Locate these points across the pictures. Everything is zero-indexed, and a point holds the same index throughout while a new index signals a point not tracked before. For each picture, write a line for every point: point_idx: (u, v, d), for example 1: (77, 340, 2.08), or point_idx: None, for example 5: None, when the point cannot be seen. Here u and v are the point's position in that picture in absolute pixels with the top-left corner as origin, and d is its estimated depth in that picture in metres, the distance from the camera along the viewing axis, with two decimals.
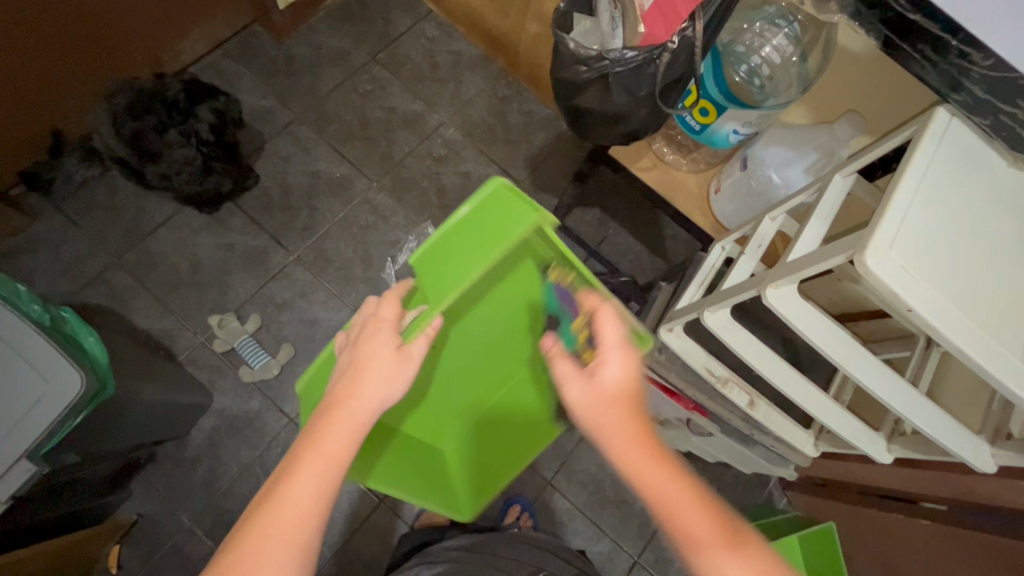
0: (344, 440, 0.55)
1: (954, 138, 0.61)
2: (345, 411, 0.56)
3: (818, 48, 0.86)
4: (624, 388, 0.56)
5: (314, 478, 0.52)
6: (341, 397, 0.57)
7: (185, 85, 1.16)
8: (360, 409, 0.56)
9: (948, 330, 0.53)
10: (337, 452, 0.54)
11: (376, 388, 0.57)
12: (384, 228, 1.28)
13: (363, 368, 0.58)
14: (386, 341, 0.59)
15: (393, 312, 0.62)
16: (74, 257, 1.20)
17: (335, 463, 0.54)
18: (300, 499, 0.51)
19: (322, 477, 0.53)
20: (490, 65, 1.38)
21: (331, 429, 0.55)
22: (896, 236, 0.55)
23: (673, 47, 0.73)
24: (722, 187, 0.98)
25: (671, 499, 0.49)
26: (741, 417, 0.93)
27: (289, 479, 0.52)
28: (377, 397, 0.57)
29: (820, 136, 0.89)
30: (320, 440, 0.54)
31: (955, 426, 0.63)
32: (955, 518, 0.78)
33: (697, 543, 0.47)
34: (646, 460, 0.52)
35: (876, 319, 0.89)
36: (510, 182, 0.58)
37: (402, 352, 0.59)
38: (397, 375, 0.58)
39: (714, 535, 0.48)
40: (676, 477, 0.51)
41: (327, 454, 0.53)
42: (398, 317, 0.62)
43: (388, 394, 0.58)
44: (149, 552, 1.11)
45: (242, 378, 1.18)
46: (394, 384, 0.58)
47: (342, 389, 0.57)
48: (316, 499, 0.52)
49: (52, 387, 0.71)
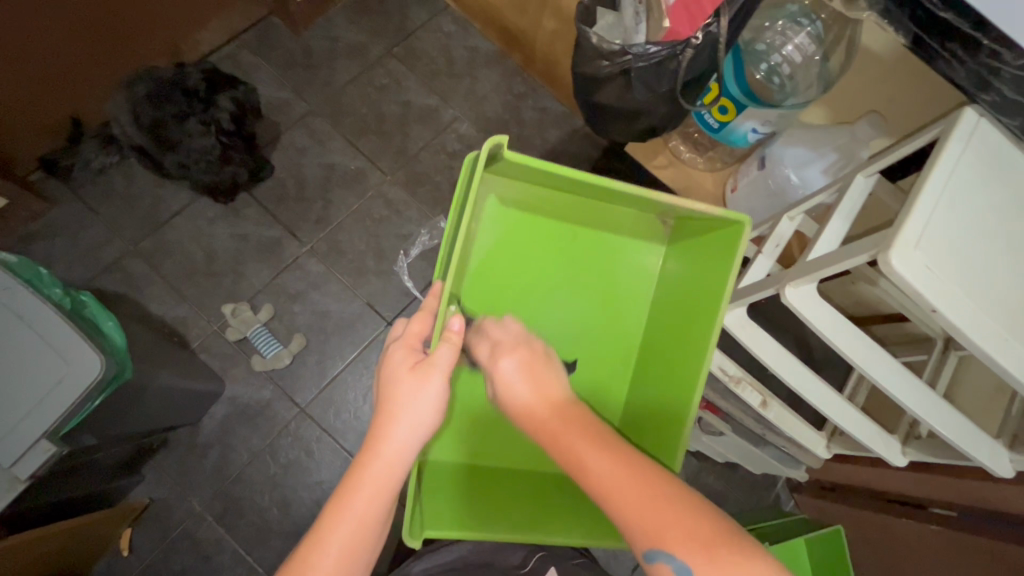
0: (379, 491, 0.57)
1: (985, 139, 0.61)
2: (375, 459, 0.58)
3: (841, 48, 0.85)
4: (528, 370, 0.60)
5: (355, 527, 0.56)
6: (373, 440, 0.59)
7: (206, 76, 1.18)
8: (394, 450, 0.58)
9: (976, 331, 0.53)
10: (370, 504, 0.57)
11: (408, 428, 0.58)
12: (397, 221, 1.28)
13: (388, 408, 0.59)
14: (403, 361, 0.61)
15: (419, 327, 0.65)
16: (91, 244, 1.21)
17: (373, 509, 0.57)
18: (337, 544, 0.55)
19: (361, 526, 0.56)
20: (506, 61, 1.37)
21: (363, 479, 0.57)
22: (923, 235, 0.55)
23: (697, 43, 0.73)
24: (739, 186, 1.00)
25: (571, 455, 0.53)
26: (755, 418, 0.95)
27: (328, 525, 0.56)
28: (408, 437, 0.58)
29: (840, 136, 0.87)
30: (353, 493, 0.57)
31: (978, 433, 0.62)
32: (964, 525, 0.77)
33: (624, 512, 0.49)
34: (560, 423, 0.55)
35: (892, 323, 0.89)
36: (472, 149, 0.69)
37: (416, 370, 0.60)
38: (421, 393, 0.59)
39: (618, 477, 0.50)
40: (609, 456, 0.52)
41: (364, 502, 0.56)
42: (423, 332, 0.65)
43: (419, 428, 0.59)
44: (161, 536, 1.12)
45: (254, 367, 1.19)
46: (421, 418, 0.59)
47: (372, 432, 0.59)
48: (355, 545, 0.56)
49: (72, 369, 0.72)
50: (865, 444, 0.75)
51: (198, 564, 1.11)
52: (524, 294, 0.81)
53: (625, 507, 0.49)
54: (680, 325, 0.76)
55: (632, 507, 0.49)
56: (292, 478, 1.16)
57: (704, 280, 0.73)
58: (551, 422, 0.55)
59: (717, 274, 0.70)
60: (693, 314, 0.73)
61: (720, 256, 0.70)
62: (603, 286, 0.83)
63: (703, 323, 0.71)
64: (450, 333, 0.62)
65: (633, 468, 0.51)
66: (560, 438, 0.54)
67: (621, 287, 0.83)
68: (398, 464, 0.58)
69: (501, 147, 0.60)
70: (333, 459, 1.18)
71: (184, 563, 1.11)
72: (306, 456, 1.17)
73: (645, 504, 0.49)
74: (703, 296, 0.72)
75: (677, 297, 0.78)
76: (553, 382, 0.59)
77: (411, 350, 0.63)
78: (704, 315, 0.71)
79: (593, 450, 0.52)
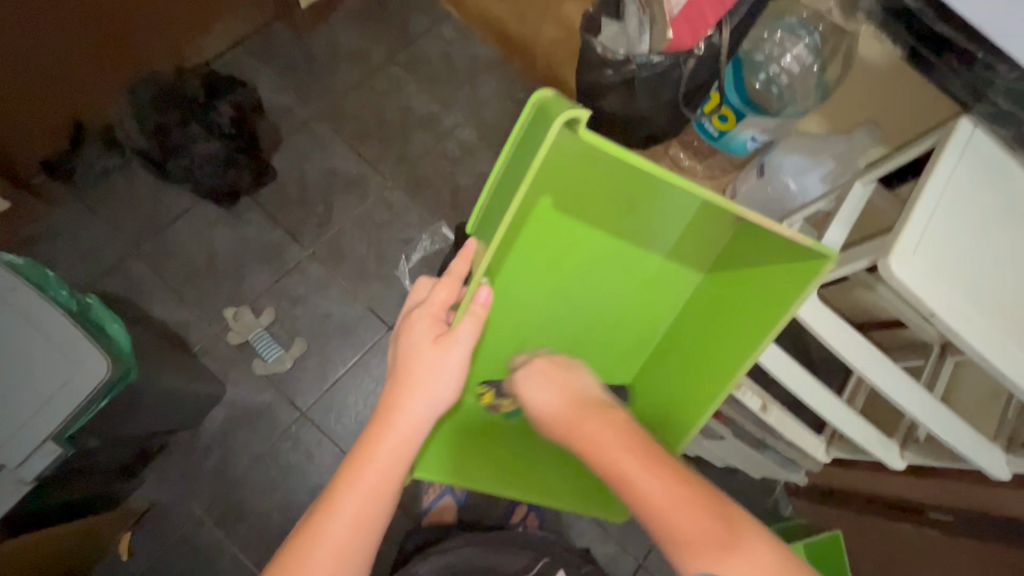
0: (393, 462, 0.58)
1: (979, 149, 0.62)
2: (392, 426, 0.59)
3: (838, 59, 0.88)
4: (570, 410, 0.58)
5: (367, 497, 0.57)
6: (389, 412, 0.60)
7: (206, 81, 1.19)
8: (408, 425, 0.59)
9: (972, 335, 0.54)
10: (380, 483, 0.57)
11: (422, 404, 0.60)
12: (398, 226, 1.29)
13: (408, 377, 0.60)
14: (426, 330, 0.62)
15: (444, 295, 0.64)
16: (92, 247, 1.21)
17: (381, 489, 0.57)
18: (350, 511, 0.56)
19: (370, 502, 0.57)
20: (506, 68, 1.39)
21: (377, 449, 0.58)
22: (922, 240, 0.56)
23: (699, 53, 0.76)
24: (738, 194, 1.00)
25: (607, 462, 0.53)
26: (754, 422, 0.96)
27: (341, 493, 0.56)
28: (426, 407, 0.60)
29: (837, 146, 0.89)
30: (367, 460, 0.58)
31: (974, 435, 0.63)
32: (959, 529, 0.78)
33: (670, 524, 0.48)
34: (608, 452, 0.53)
35: (890, 329, 0.90)
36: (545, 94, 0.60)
37: (439, 342, 0.61)
38: (439, 365, 0.61)
39: (677, 513, 0.48)
40: (649, 466, 0.51)
41: (379, 470, 0.57)
42: (450, 300, 0.64)
43: (432, 406, 0.60)
44: (160, 540, 1.12)
45: (256, 370, 1.19)
46: (440, 390, 0.61)
47: (389, 402, 0.60)
48: (367, 515, 0.56)
49: (80, 371, 0.72)
50: (864, 448, 0.76)
51: (198, 568, 1.11)
52: (562, 262, 0.79)
53: (672, 519, 0.48)
54: (717, 319, 0.75)
55: (677, 516, 0.48)
56: (292, 482, 1.16)
57: (759, 286, 0.69)
58: (593, 433, 0.55)
59: (774, 279, 0.66)
60: (728, 324, 0.72)
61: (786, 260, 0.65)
62: (643, 270, 0.80)
63: (742, 327, 0.70)
64: (476, 307, 0.62)
65: (695, 504, 0.49)
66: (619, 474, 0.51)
67: (665, 271, 0.80)
68: (412, 438, 0.59)
69: (578, 123, 0.54)
70: (334, 462, 1.18)
71: (183, 567, 1.11)
72: (307, 460, 1.17)
73: (692, 516, 0.48)
74: (755, 294, 0.69)
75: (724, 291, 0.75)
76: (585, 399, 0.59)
77: (436, 320, 0.63)
78: (748, 305, 0.70)
79: (641, 474, 0.51)
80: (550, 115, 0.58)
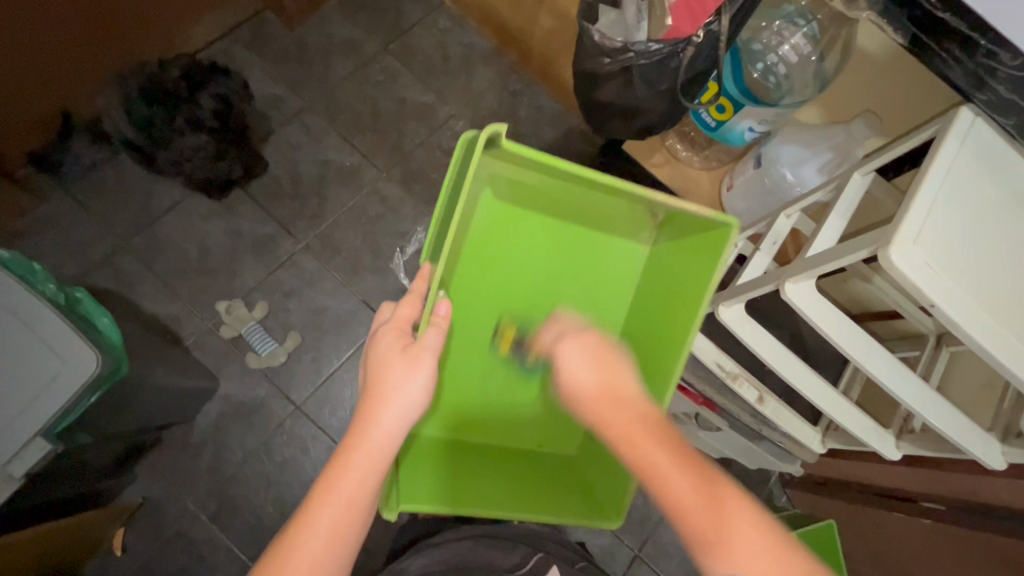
0: (367, 474, 0.57)
1: (977, 139, 0.62)
2: (365, 440, 0.58)
3: (837, 49, 0.87)
4: (605, 379, 0.59)
5: (343, 510, 0.56)
6: (364, 423, 0.59)
7: (186, 73, 1.16)
8: (384, 434, 0.58)
9: (969, 325, 0.54)
10: (356, 495, 0.57)
11: (395, 416, 0.59)
12: (393, 219, 1.28)
13: (379, 391, 0.60)
14: (392, 345, 0.63)
15: (409, 310, 0.66)
16: (81, 239, 1.20)
17: (359, 496, 0.57)
18: (325, 525, 0.55)
19: (346, 514, 0.56)
20: (501, 58, 1.37)
21: (352, 462, 0.57)
22: (920, 231, 0.56)
23: (698, 41, 0.74)
24: (735, 185, 1.00)
25: (647, 460, 0.53)
26: (751, 414, 0.97)
27: (317, 506, 0.56)
28: (399, 419, 0.59)
29: (836, 136, 0.89)
30: (342, 473, 0.57)
31: (966, 424, 0.63)
32: (953, 517, 0.78)
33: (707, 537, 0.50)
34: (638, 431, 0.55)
35: (886, 320, 0.91)
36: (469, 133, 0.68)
37: (408, 353, 0.61)
38: (410, 377, 0.60)
39: (684, 501, 0.51)
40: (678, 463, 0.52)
41: (354, 484, 0.57)
42: (412, 316, 0.66)
43: (407, 420, 0.60)
44: (154, 535, 1.11)
45: (249, 365, 1.18)
46: (412, 401, 0.60)
47: (363, 414, 0.59)
48: (342, 529, 0.56)
49: (69, 366, 0.71)
50: (860, 438, 0.76)
51: (192, 564, 1.10)
52: (518, 280, 0.83)
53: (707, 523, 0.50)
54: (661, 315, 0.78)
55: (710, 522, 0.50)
56: (288, 476, 1.16)
57: (692, 275, 0.73)
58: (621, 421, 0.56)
59: (704, 272, 0.71)
60: (671, 317, 0.75)
61: (705, 240, 0.72)
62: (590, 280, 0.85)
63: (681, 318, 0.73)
64: (437, 318, 0.64)
65: (707, 482, 0.51)
66: (642, 455, 0.53)
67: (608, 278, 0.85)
68: (389, 447, 0.58)
69: (499, 135, 0.62)
70: (328, 457, 1.17)
71: (176, 562, 1.10)
72: (302, 454, 1.17)
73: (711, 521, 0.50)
74: (689, 287, 0.73)
75: (662, 290, 0.79)
76: (622, 378, 0.59)
77: (401, 333, 0.64)
78: (686, 304, 0.73)
79: (654, 446, 0.53)
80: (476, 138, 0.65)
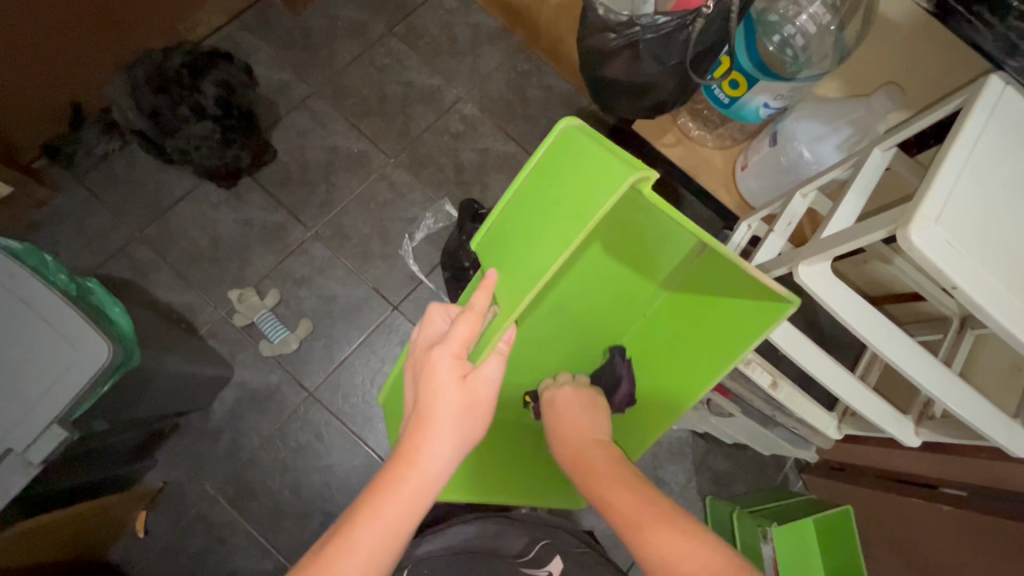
0: (414, 500, 0.54)
1: (1007, 110, 0.58)
2: (413, 469, 0.54)
3: (857, 17, 0.84)
4: (580, 428, 0.71)
5: (383, 535, 0.52)
6: (411, 452, 0.55)
7: (188, 59, 1.15)
8: (432, 466, 0.55)
9: (996, 308, 0.51)
10: (396, 524, 0.53)
11: (445, 447, 0.55)
12: (402, 205, 1.26)
13: (431, 418, 0.56)
14: (450, 372, 0.57)
15: (467, 331, 0.58)
16: (96, 230, 1.21)
17: (403, 524, 0.53)
18: (365, 549, 0.51)
19: (382, 541, 0.52)
20: (510, 38, 1.35)
21: (399, 488, 0.53)
22: (943, 210, 0.53)
23: (707, 12, 0.71)
24: (749, 164, 0.97)
25: (611, 497, 0.60)
26: (764, 399, 0.92)
27: (359, 528, 0.52)
28: (450, 449, 0.56)
29: (855, 110, 0.85)
30: (389, 498, 0.53)
31: (992, 411, 0.61)
32: (973, 503, 0.77)
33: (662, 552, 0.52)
34: (606, 478, 0.62)
35: (905, 303, 0.88)
36: (583, 125, 0.63)
37: (468, 382, 0.57)
38: (465, 408, 0.57)
39: (637, 511, 0.56)
40: (626, 488, 0.60)
41: (397, 512, 0.53)
42: (469, 337, 0.58)
43: (457, 455, 0.56)
44: (175, 519, 1.13)
45: (262, 352, 1.19)
46: (466, 431, 0.57)
47: (409, 440, 0.55)
48: (382, 551, 0.52)
49: (83, 357, 0.72)
50: (878, 424, 0.74)
51: (212, 545, 1.13)
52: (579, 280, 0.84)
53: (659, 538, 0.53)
54: (681, 340, 0.81)
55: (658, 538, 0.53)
56: (303, 461, 1.17)
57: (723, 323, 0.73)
58: (581, 458, 0.67)
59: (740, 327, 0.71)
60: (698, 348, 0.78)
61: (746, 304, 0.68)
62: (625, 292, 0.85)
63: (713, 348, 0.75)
64: (500, 346, 0.60)
65: (646, 501, 0.57)
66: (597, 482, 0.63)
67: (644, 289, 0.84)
68: (435, 481, 0.55)
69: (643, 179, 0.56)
70: (343, 442, 1.18)
71: (197, 545, 1.13)
72: (316, 440, 1.18)
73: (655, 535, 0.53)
74: (710, 328, 0.76)
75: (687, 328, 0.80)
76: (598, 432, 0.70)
77: (458, 360, 0.58)
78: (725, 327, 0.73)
79: (611, 482, 0.61)
80: (610, 158, 0.58)
